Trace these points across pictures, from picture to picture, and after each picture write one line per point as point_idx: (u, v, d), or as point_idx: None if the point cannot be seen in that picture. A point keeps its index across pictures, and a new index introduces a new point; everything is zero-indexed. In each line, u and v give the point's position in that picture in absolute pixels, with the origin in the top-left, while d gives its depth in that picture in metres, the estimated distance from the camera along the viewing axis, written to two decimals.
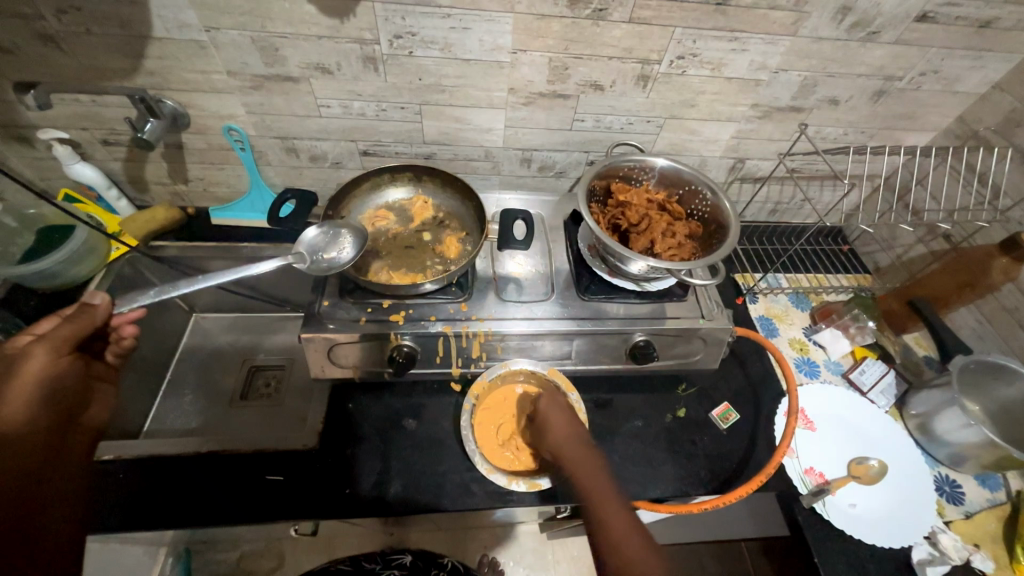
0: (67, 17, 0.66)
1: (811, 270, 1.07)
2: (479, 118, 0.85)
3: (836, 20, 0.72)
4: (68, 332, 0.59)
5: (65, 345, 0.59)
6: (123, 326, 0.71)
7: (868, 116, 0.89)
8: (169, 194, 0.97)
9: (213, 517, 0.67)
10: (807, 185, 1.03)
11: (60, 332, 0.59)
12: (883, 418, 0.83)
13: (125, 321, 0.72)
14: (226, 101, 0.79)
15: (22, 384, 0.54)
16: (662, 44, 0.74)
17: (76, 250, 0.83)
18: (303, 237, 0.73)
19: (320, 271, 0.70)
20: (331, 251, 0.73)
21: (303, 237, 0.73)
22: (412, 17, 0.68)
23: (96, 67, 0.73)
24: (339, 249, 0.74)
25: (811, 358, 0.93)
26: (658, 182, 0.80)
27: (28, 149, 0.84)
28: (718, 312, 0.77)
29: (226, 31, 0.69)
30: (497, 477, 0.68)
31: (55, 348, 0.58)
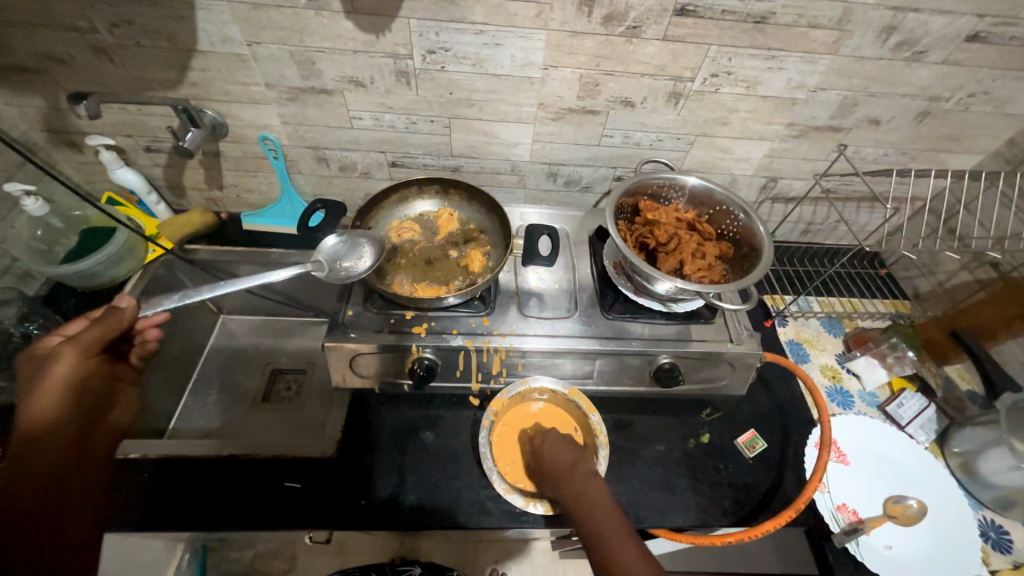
0: (119, 31, 0.69)
1: (846, 294, 1.03)
2: (507, 133, 0.85)
3: (880, 39, 0.70)
4: (96, 335, 0.65)
5: (93, 347, 0.65)
6: (147, 330, 0.78)
7: (911, 137, 0.85)
8: (205, 199, 1.00)
9: (231, 521, 0.67)
10: (843, 207, 0.99)
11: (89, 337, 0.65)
12: (924, 455, 0.78)
13: (149, 325, 0.79)
14: (263, 112, 0.81)
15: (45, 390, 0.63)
16: (696, 61, 0.73)
17: (113, 252, 0.86)
18: (323, 246, 0.74)
19: (339, 280, 0.71)
20: (352, 259, 0.74)
21: (324, 245, 0.74)
22: (445, 33, 0.69)
23: (143, 77, 0.76)
24: (360, 257, 0.74)
25: (844, 387, 0.89)
26: (688, 201, 0.78)
27: (77, 154, 0.88)
28: (747, 336, 0.75)
29: (266, 45, 0.71)
30: (514, 497, 0.67)
31: (81, 353, 0.65)
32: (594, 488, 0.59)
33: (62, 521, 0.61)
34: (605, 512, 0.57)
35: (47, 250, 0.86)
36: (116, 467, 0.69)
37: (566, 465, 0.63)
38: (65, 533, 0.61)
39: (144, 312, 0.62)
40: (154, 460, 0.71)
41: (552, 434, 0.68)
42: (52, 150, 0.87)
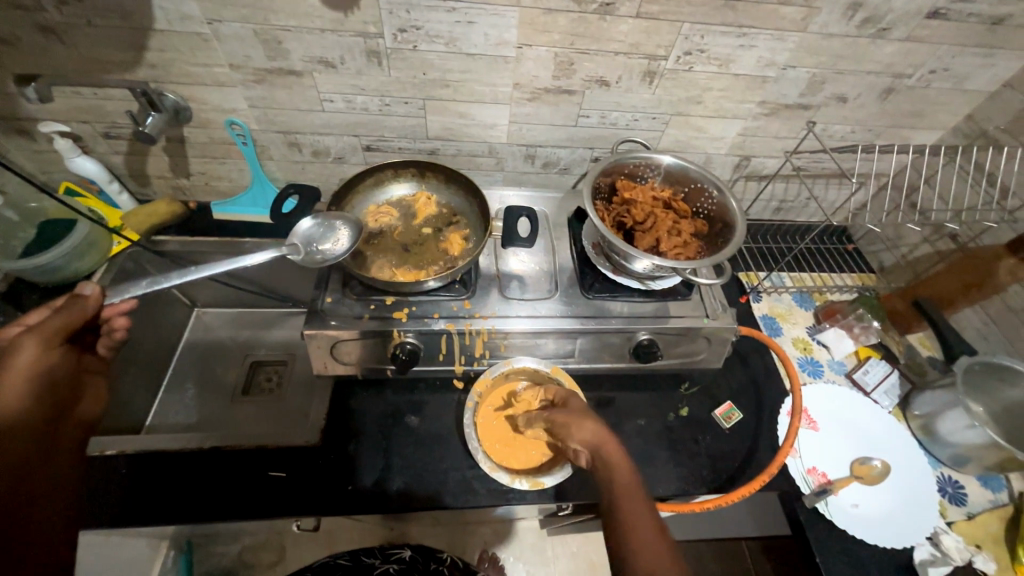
0: (68, 8, 0.65)
1: (816, 269, 1.06)
2: (483, 114, 0.84)
3: (846, 16, 0.71)
4: (58, 324, 0.59)
5: (57, 335, 0.59)
6: (115, 318, 0.72)
7: (877, 114, 0.88)
8: (171, 188, 0.96)
9: (214, 513, 0.67)
10: (813, 184, 1.02)
11: (51, 325, 0.59)
12: (887, 418, 0.83)
13: (115, 313, 0.73)
14: (229, 95, 0.78)
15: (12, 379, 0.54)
16: (670, 39, 0.73)
17: (76, 245, 0.83)
18: (298, 228, 0.73)
19: (314, 262, 0.69)
20: (328, 242, 0.73)
21: (300, 228, 0.73)
22: (417, 11, 0.68)
23: (97, 59, 0.72)
24: (336, 241, 0.73)
25: (814, 358, 0.93)
26: (664, 180, 0.79)
27: (29, 142, 0.83)
28: (722, 311, 0.77)
29: (228, 24, 0.68)
30: (499, 475, 0.68)
31: (44, 340, 0.58)
32: (627, 471, 0.57)
33: (36, 510, 0.50)
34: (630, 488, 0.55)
35: (3, 244, 0.81)
36: (92, 465, 0.69)
37: (602, 440, 0.59)
38: (39, 527, 0.50)
39: (109, 299, 0.61)
40: (132, 455, 0.70)
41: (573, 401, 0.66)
42: (1, 138, 0.82)
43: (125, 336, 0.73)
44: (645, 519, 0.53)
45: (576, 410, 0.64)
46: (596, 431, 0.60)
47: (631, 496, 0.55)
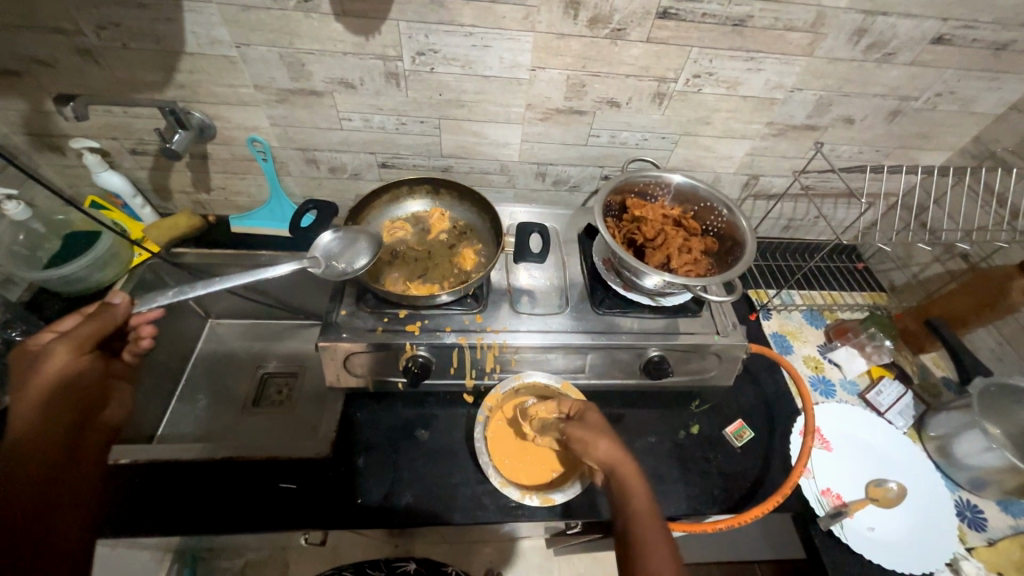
0: (105, 33, 0.68)
1: (826, 287, 1.06)
2: (497, 133, 0.86)
3: (852, 42, 0.73)
4: (88, 332, 0.61)
5: (86, 343, 0.61)
6: (141, 326, 0.72)
7: (883, 135, 0.89)
8: (191, 202, 0.99)
9: (226, 524, 0.67)
10: (821, 203, 1.03)
11: (82, 331, 0.61)
12: (902, 439, 0.82)
13: (144, 321, 0.73)
14: (252, 113, 0.81)
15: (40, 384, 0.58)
16: (679, 63, 0.75)
17: (98, 257, 0.85)
18: (317, 243, 0.74)
19: (336, 275, 0.71)
20: (347, 257, 0.75)
21: (319, 241, 0.74)
22: (435, 35, 0.70)
23: (129, 80, 0.75)
24: (355, 256, 0.75)
25: (826, 377, 0.92)
26: (674, 198, 0.80)
27: (59, 157, 0.87)
28: (732, 328, 0.77)
29: (255, 47, 0.71)
30: (510, 490, 0.68)
31: (73, 347, 0.60)
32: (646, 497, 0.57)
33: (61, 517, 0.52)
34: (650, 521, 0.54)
35: (29, 254, 0.84)
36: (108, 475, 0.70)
37: (622, 463, 0.60)
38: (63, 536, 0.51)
39: (138, 308, 0.61)
40: (144, 464, 0.71)
41: (592, 414, 0.66)
42: (34, 154, 0.85)
43: (150, 344, 0.73)
44: (649, 528, 0.54)
45: (593, 425, 0.64)
46: (606, 448, 0.61)
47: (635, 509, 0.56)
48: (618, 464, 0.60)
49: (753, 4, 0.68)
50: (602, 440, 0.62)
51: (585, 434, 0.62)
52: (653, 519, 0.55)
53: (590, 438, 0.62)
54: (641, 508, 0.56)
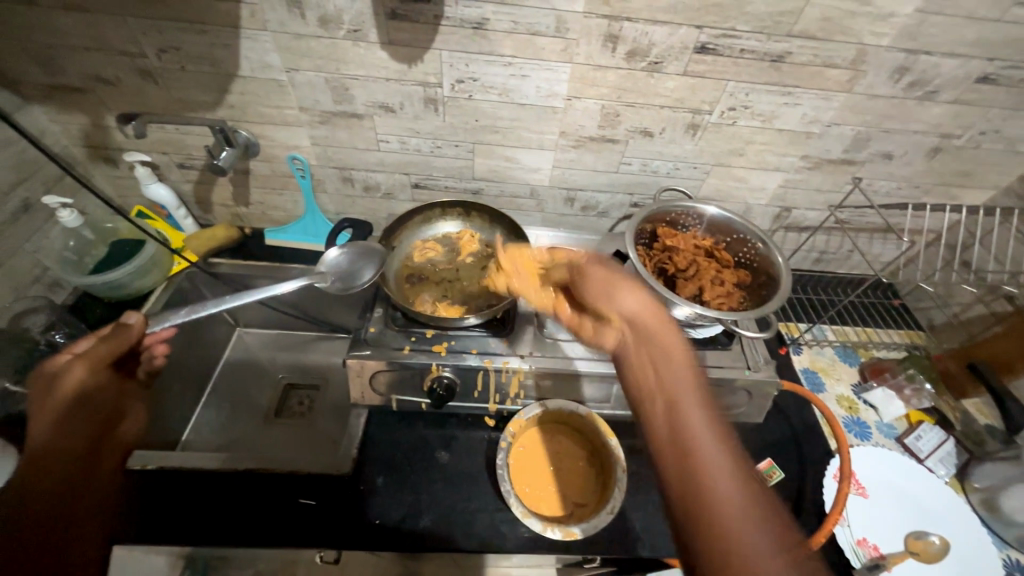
0: (166, 56, 0.73)
1: (860, 324, 1.03)
2: (528, 159, 0.88)
3: (893, 79, 0.73)
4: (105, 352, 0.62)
5: (101, 361, 0.62)
6: (156, 346, 0.77)
7: (923, 172, 0.87)
8: (230, 215, 1.02)
9: (246, 538, 0.67)
10: (856, 237, 1.01)
11: (99, 351, 0.62)
12: (944, 489, 0.78)
13: (156, 341, 0.78)
14: (294, 133, 0.84)
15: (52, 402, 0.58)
16: (714, 96, 0.76)
17: (140, 264, 0.88)
18: (325, 258, 0.77)
19: (346, 289, 0.76)
20: (354, 271, 0.77)
21: (326, 257, 0.78)
22: (475, 64, 0.73)
23: (184, 100, 0.79)
24: (360, 270, 0.77)
25: (861, 418, 0.88)
26: (706, 229, 0.79)
27: (111, 169, 0.91)
28: (764, 364, 0.75)
29: (303, 72, 0.74)
30: (531, 522, 0.65)
31: (90, 366, 0.61)
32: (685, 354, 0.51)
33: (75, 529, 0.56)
34: (689, 390, 0.48)
35: (77, 260, 0.88)
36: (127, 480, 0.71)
37: (646, 306, 0.56)
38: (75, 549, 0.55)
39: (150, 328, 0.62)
40: (167, 471, 0.72)
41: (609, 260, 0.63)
42: (89, 165, 0.90)
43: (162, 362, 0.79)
44: (691, 392, 0.48)
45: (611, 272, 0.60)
46: (626, 302, 0.56)
47: (676, 378, 0.49)
48: (647, 322, 0.54)
49: (793, 41, 0.68)
50: (623, 284, 0.58)
51: (606, 276, 0.59)
52: (692, 381, 0.49)
53: (609, 277, 0.59)
54: (681, 368, 0.50)
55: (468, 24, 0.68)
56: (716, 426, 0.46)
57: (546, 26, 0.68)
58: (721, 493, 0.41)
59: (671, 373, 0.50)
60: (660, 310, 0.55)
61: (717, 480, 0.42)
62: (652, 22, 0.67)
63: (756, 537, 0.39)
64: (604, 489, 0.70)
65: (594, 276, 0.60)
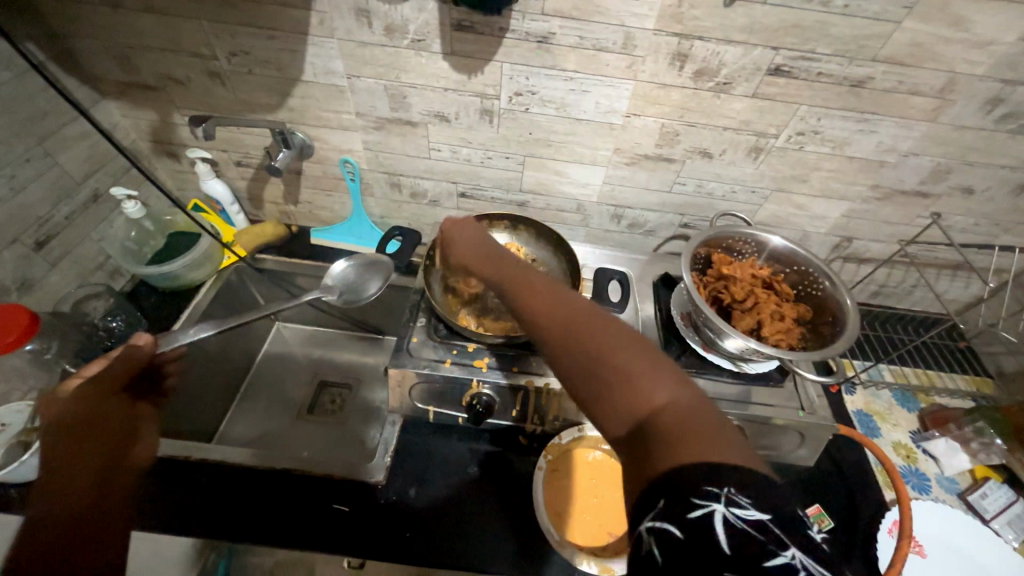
0: (235, 59, 0.75)
1: (920, 366, 0.96)
2: (579, 174, 0.86)
3: (984, 110, 0.67)
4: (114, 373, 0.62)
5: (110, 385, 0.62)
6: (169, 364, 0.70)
7: (1006, 209, 0.81)
8: (279, 212, 1.05)
9: (280, 539, 0.68)
10: (921, 273, 0.95)
11: (108, 373, 0.62)
12: (1013, 557, 0.71)
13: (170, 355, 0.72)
14: (349, 137, 0.85)
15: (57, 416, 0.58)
16: (784, 119, 0.72)
17: (194, 258, 0.91)
18: (331, 271, 0.87)
19: (348, 302, 0.84)
20: (359, 283, 0.86)
21: (333, 269, 0.87)
22: (536, 78, 0.71)
23: (247, 101, 0.81)
24: (365, 283, 0.86)
25: (919, 469, 0.82)
26: (765, 258, 0.75)
27: (174, 163, 0.94)
28: (820, 405, 0.71)
29: (364, 79, 0.75)
30: (568, 551, 0.63)
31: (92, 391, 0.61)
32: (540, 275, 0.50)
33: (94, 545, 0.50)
34: (548, 293, 0.46)
35: (137, 249, 0.91)
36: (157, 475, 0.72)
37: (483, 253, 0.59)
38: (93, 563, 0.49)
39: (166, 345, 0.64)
40: (211, 465, 0.74)
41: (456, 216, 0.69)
42: (154, 158, 0.94)
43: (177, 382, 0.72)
44: (558, 296, 0.45)
45: (457, 226, 0.66)
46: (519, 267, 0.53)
47: (540, 291, 0.46)
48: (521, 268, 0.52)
49: (877, 66, 0.64)
50: (472, 249, 0.60)
51: (459, 224, 0.65)
52: (552, 288, 0.47)
53: (463, 227, 0.65)
54: (544, 288, 0.47)
55: (533, 38, 0.67)
56: (583, 306, 0.43)
57: (613, 42, 0.66)
58: (611, 359, 0.37)
59: (540, 296, 0.46)
60: (512, 259, 0.55)
61: (591, 352, 0.38)
62: (725, 42, 0.64)
63: (649, 377, 0.36)
64: None
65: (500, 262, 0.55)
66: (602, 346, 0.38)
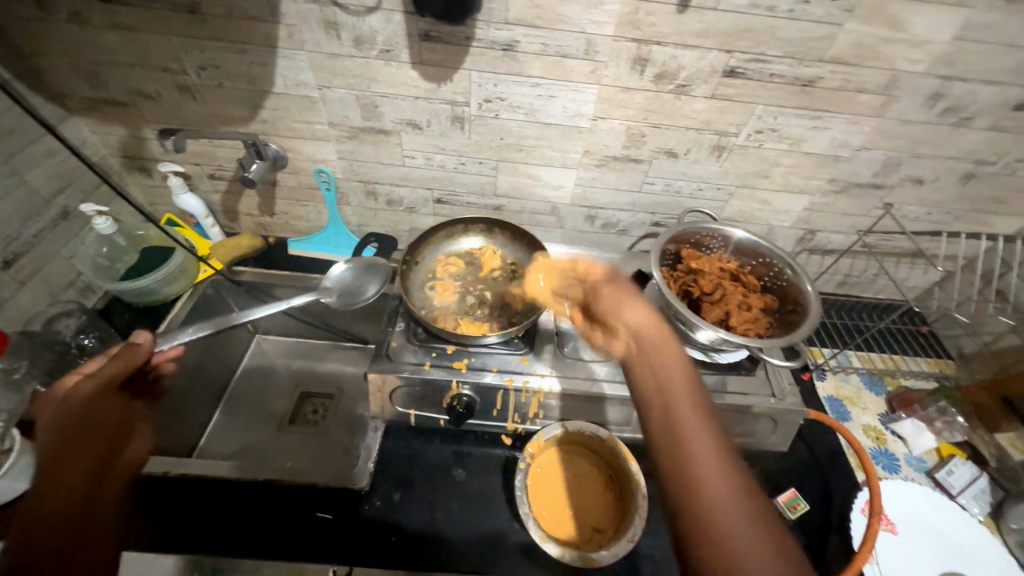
0: (205, 73, 0.75)
1: (886, 351, 1.00)
2: (551, 176, 0.88)
3: (927, 105, 0.71)
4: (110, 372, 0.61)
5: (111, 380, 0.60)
6: (162, 364, 0.73)
7: (954, 198, 0.85)
8: (255, 224, 1.04)
9: (265, 550, 0.67)
10: (882, 262, 0.99)
11: (104, 372, 0.60)
12: (978, 530, 0.74)
13: (165, 358, 0.74)
14: (323, 147, 0.86)
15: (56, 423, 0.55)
16: (742, 119, 0.75)
17: (169, 272, 0.90)
18: (330, 274, 0.87)
19: (345, 305, 0.84)
20: (354, 287, 0.87)
21: (331, 272, 0.87)
22: (504, 85, 0.73)
23: (218, 114, 0.81)
24: (362, 286, 0.88)
25: (888, 449, 0.85)
26: (731, 252, 0.78)
27: (145, 178, 0.94)
28: (790, 391, 0.73)
29: (335, 89, 0.76)
30: (550, 546, 0.63)
31: (99, 388, 0.59)
32: (696, 412, 0.50)
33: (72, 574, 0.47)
34: (709, 463, 0.46)
35: (109, 265, 0.90)
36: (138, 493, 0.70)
37: (675, 386, 0.52)
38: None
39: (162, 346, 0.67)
40: (192, 479, 0.73)
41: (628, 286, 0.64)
42: (125, 174, 0.93)
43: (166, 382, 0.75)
44: (701, 428, 0.48)
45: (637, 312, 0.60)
46: (660, 348, 0.56)
47: (685, 411, 0.50)
48: (681, 369, 0.53)
49: (825, 66, 0.68)
50: (647, 333, 0.57)
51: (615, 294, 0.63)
52: (701, 416, 0.50)
53: (619, 297, 0.62)
54: (693, 411, 0.50)
55: (498, 46, 0.69)
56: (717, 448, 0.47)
57: (576, 49, 0.69)
58: (717, 515, 0.42)
59: (692, 418, 0.49)
60: (666, 333, 0.57)
61: (717, 497, 0.44)
62: (682, 46, 0.67)
63: (744, 557, 0.40)
64: (624, 514, 0.68)
65: (652, 337, 0.56)
66: (718, 487, 0.44)
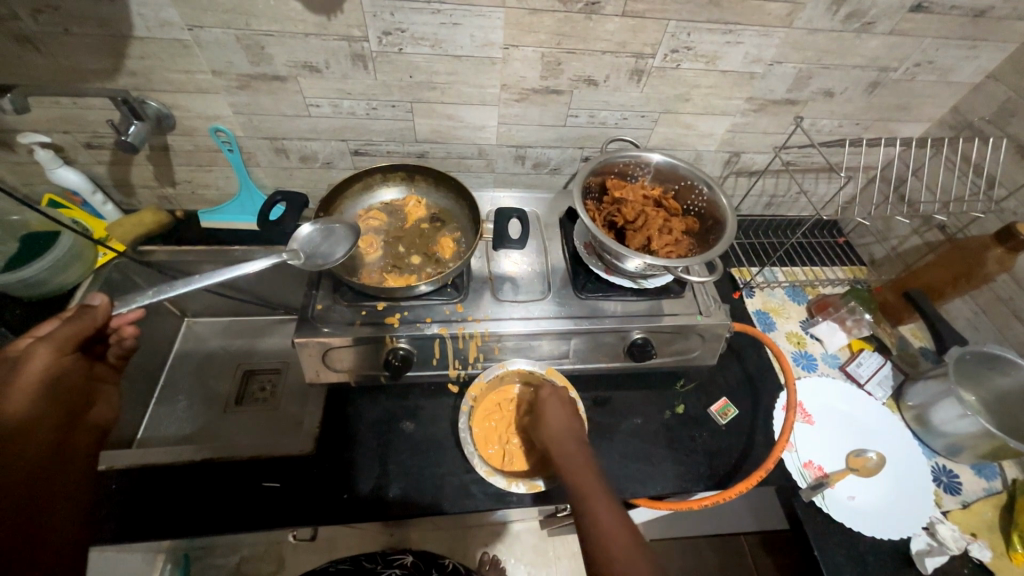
0: (44, 17, 0.64)
1: (808, 263, 1.07)
2: (472, 116, 0.83)
3: (830, 12, 0.72)
4: (69, 334, 0.55)
5: (69, 344, 0.55)
6: (124, 327, 0.67)
7: (863, 108, 0.88)
8: (156, 197, 0.95)
9: (213, 524, 0.66)
10: (802, 178, 1.03)
11: (62, 332, 0.55)
12: (881, 410, 0.84)
13: (124, 321, 0.67)
14: (212, 101, 0.77)
15: (24, 387, 0.51)
16: (656, 37, 0.73)
17: (60, 257, 0.82)
18: (299, 233, 0.72)
19: (315, 267, 0.69)
20: (326, 247, 0.72)
21: (300, 233, 0.72)
22: (401, 13, 0.67)
23: (76, 68, 0.71)
24: (335, 246, 0.72)
25: (808, 351, 0.93)
26: (654, 178, 0.79)
27: (9, 154, 0.82)
28: (715, 307, 0.77)
29: (209, 29, 0.67)
30: (496, 479, 0.67)
31: (57, 349, 0.54)
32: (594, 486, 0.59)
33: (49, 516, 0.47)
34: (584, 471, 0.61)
35: None
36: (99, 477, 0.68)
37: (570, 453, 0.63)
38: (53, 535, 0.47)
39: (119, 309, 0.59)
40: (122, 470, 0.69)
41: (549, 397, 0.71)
42: None
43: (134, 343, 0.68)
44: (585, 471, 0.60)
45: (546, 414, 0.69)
46: (561, 436, 0.65)
47: (578, 466, 0.61)
48: (561, 434, 0.65)
49: None
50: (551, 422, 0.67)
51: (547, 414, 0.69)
52: (588, 466, 0.61)
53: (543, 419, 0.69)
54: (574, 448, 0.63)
55: None
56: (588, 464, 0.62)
57: None
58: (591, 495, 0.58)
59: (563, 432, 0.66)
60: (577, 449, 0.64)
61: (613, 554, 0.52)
62: None
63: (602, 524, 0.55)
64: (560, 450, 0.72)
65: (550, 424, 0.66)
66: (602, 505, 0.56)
